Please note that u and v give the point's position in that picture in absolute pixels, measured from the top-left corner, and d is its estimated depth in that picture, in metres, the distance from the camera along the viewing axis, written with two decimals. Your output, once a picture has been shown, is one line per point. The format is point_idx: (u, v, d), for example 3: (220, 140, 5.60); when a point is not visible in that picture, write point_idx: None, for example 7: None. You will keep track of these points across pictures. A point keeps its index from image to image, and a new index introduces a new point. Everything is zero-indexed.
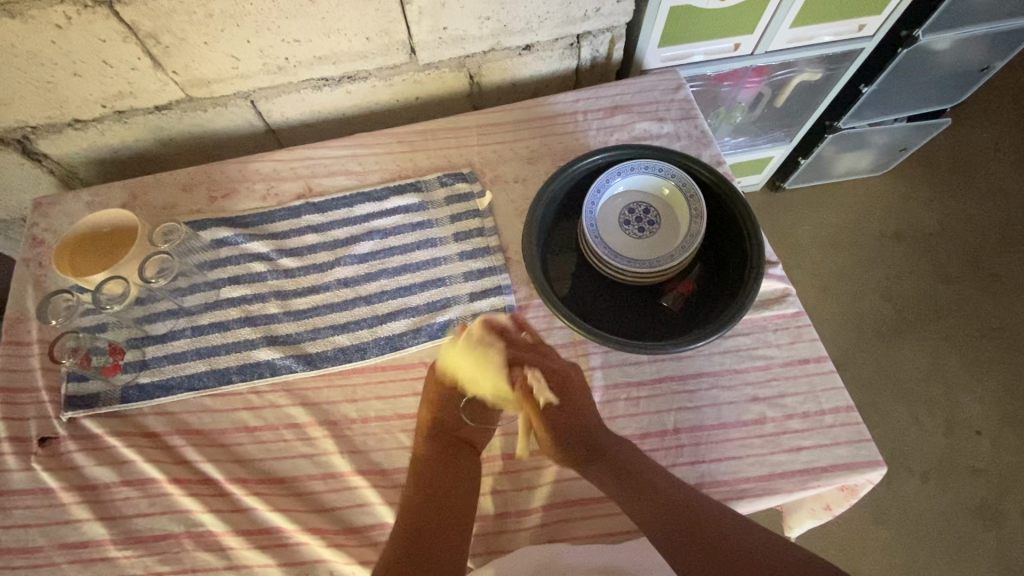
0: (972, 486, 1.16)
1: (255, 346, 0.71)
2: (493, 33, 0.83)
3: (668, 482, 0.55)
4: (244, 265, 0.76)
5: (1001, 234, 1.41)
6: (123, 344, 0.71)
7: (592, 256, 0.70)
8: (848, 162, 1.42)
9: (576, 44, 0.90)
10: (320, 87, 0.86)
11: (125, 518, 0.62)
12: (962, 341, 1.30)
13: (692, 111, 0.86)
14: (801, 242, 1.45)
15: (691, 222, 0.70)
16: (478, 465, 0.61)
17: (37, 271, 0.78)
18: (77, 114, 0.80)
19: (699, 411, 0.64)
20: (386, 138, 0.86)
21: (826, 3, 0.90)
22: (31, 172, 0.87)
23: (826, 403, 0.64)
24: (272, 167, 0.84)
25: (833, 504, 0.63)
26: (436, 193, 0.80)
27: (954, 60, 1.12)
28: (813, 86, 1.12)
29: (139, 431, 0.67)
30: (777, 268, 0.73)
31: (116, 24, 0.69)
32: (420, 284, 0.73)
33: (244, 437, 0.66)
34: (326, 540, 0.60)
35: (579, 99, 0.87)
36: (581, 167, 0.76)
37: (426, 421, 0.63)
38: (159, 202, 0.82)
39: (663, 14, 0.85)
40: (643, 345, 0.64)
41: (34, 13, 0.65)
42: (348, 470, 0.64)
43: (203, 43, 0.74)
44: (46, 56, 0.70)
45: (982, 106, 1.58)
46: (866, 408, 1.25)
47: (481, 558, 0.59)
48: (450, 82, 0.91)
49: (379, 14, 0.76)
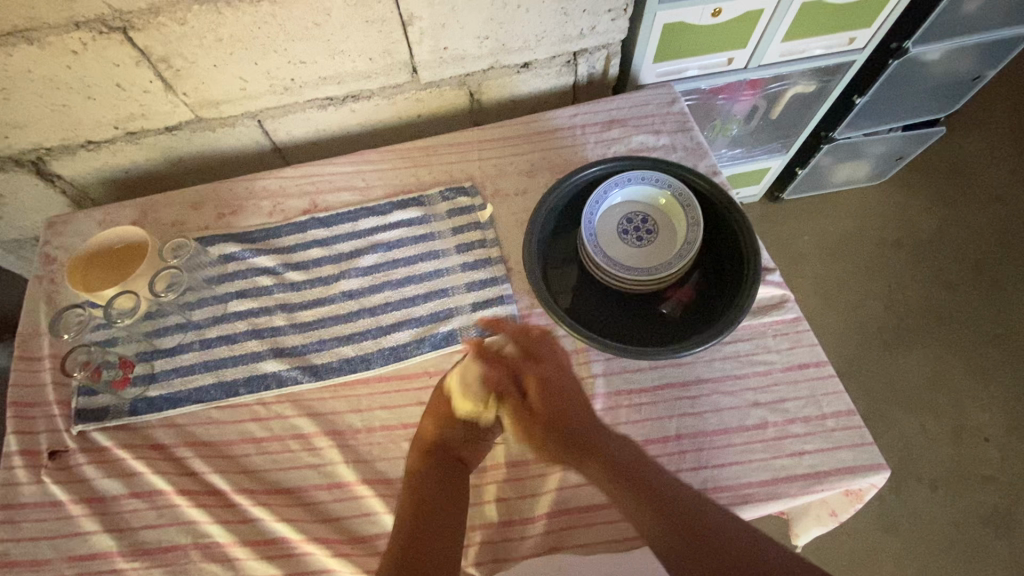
0: (983, 494, 1.15)
1: (262, 357, 0.72)
2: (492, 52, 0.86)
3: (680, 485, 0.54)
4: (251, 279, 0.77)
5: (1001, 241, 1.42)
6: (133, 358, 0.72)
7: (592, 265, 0.71)
8: (846, 172, 1.44)
9: (573, 61, 0.93)
10: (324, 106, 0.89)
11: (133, 530, 0.62)
12: (967, 348, 1.30)
13: (687, 123, 0.88)
14: (801, 252, 1.46)
15: (688, 229, 0.71)
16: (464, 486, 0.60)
17: (50, 288, 0.80)
18: (90, 135, 0.82)
19: (701, 417, 0.65)
20: (387, 155, 0.88)
21: (816, 18, 0.92)
22: (45, 192, 0.90)
23: (827, 407, 0.64)
24: (278, 185, 0.86)
25: (838, 510, 0.64)
26: (438, 207, 0.82)
27: (946, 71, 1.14)
28: (807, 98, 1.14)
29: (148, 442, 0.68)
30: (775, 275, 0.74)
31: (129, 49, 0.71)
32: (423, 295, 0.75)
33: (251, 448, 0.67)
34: (331, 549, 0.60)
35: (577, 114, 0.89)
36: (580, 177, 0.78)
37: (428, 436, 0.62)
38: (169, 219, 0.84)
39: (657, 30, 0.88)
40: (640, 350, 0.66)
41: (52, 40, 0.68)
42: (353, 479, 0.64)
43: (213, 66, 0.77)
44: (62, 80, 0.73)
45: (977, 116, 1.59)
46: (870, 416, 1.25)
47: (487, 567, 0.59)
48: (451, 99, 0.94)
49: (381, 36, 0.79)
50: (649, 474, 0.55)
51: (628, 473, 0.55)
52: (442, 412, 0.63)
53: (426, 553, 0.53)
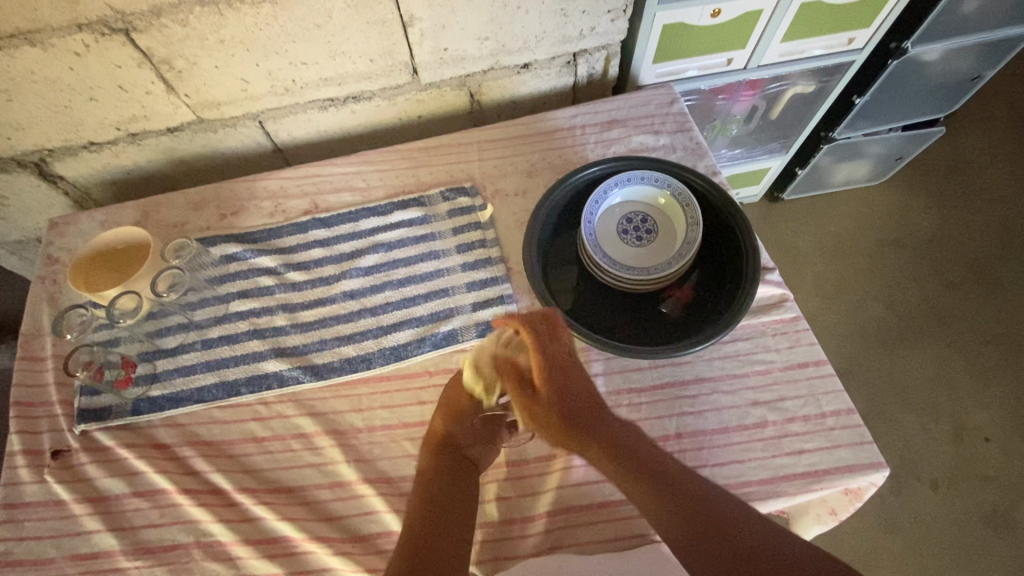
0: (984, 493, 1.15)
1: (263, 357, 0.72)
2: (492, 53, 0.86)
3: (699, 482, 0.50)
4: (252, 279, 0.78)
5: (1001, 241, 1.42)
6: (135, 358, 0.72)
7: (591, 264, 0.72)
8: (846, 172, 1.44)
9: (573, 62, 0.93)
10: (325, 107, 0.89)
11: (136, 529, 0.63)
12: (967, 347, 1.30)
13: (686, 123, 0.88)
14: (802, 252, 1.46)
15: (687, 228, 0.71)
16: (472, 486, 0.59)
17: (52, 288, 0.80)
18: (92, 136, 0.83)
19: (701, 416, 0.65)
20: (388, 155, 0.88)
21: (815, 18, 0.92)
22: (47, 193, 0.90)
23: (826, 406, 0.65)
24: (279, 185, 0.87)
25: (838, 508, 0.64)
26: (439, 208, 0.82)
27: (945, 71, 1.15)
28: (807, 98, 1.15)
29: (150, 442, 0.68)
30: (775, 275, 0.74)
31: (131, 51, 0.72)
32: (424, 295, 0.75)
33: (252, 447, 0.67)
34: (333, 548, 0.61)
35: (577, 115, 0.89)
36: (580, 177, 0.78)
37: (436, 433, 0.62)
38: (170, 220, 0.85)
39: (657, 31, 0.88)
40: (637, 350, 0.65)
41: (55, 42, 0.68)
42: (354, 478, 0.65)
43: (214, 67, 0.77)
44: (65, 82, 0.74)
45: (977, 115, 1.60)
46: (870, 416, 1.25)
47: (488, 565, 0.60)
48: (451, 100, 0.94)
49: (382, 37, 0.79)
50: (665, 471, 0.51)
51: (643, 468, 0.51)
52: (450, 410, 0.64)
53: (435, 547, 0.52)
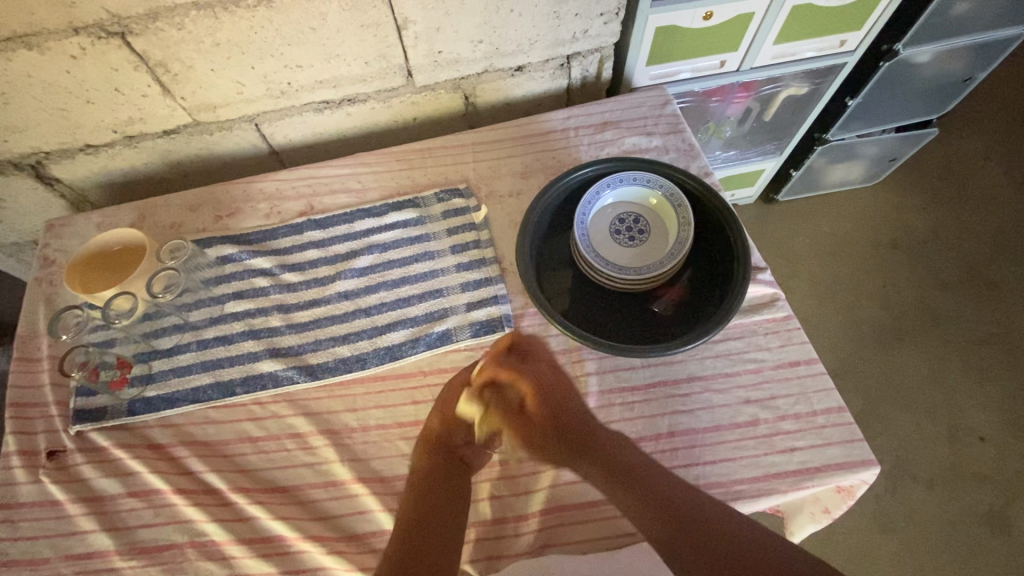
0: (979, 493, 1.16)
1: (258, 358, 0.73)
2: (486, 55, 0.87)
3: (684, 487, 0.54)
4: (248, 280, 0.78)
5: (995, 241, 1.43)
6: (130, 358, 0.73)
7: (583, 264, 0.72)
8: (839, 173, 1.45)
9: (566, 64, 0.94)
10: (321, 110, 0.90)
11: (130, 529, 0.63)
12: (962, 347, 1.31)
13: (679, 125, 0.89)
14: (797, 253, 1.47)
15: (679, 228, 0.72)
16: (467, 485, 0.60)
17: (48, 290, 0.80)
18: (89, 139, 0.83)
19: (693, 414, 0.65)
20: (384, 157, 0.89)
21: (807, 20, 0.93)
22: (44, 196, 0.91)
23: (818, 404, 0.65)
24: (275, 187, 0.87)
25: (831, 507, 0.64)
26: (433, 209, 0.83)
27: (936, 73, 1.15)
28: (800, 100, 1.15)
29: (144, 442, 0.68)
30: (766, 275, 0.74)
31: (128, 54, 0.72)
32: (419, 295, 0.76)
33: (247, 447, 0.68)
34: (326, 547, 0.61)
35: (570, 117, 0.90)
36: (573, 178, 0.79)
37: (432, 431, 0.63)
38: (167, 221, 0.85)
39: (649, 34, 0.89)
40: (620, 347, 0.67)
41: (51, 45, 0.69)
42: (348, 478, 0.65)
43: (210, 70, 0.78)
44: (62, 84, 0.74)
45: (971, 117, 1.60)
46: (865, 416, 1.25)
47: (482, 564, 0.60)
48: (447, 103, 0.95)
49: (376, 40, 0.80)
50: (651, 476, 0.55)
51: (632, 477, 0.55)
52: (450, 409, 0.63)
53: (426, 550, 0.53)
